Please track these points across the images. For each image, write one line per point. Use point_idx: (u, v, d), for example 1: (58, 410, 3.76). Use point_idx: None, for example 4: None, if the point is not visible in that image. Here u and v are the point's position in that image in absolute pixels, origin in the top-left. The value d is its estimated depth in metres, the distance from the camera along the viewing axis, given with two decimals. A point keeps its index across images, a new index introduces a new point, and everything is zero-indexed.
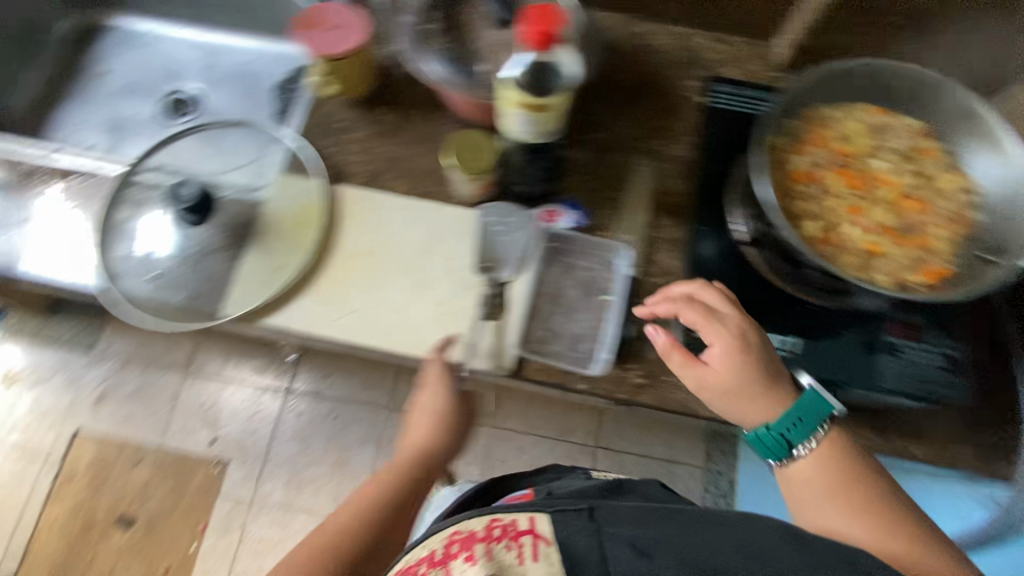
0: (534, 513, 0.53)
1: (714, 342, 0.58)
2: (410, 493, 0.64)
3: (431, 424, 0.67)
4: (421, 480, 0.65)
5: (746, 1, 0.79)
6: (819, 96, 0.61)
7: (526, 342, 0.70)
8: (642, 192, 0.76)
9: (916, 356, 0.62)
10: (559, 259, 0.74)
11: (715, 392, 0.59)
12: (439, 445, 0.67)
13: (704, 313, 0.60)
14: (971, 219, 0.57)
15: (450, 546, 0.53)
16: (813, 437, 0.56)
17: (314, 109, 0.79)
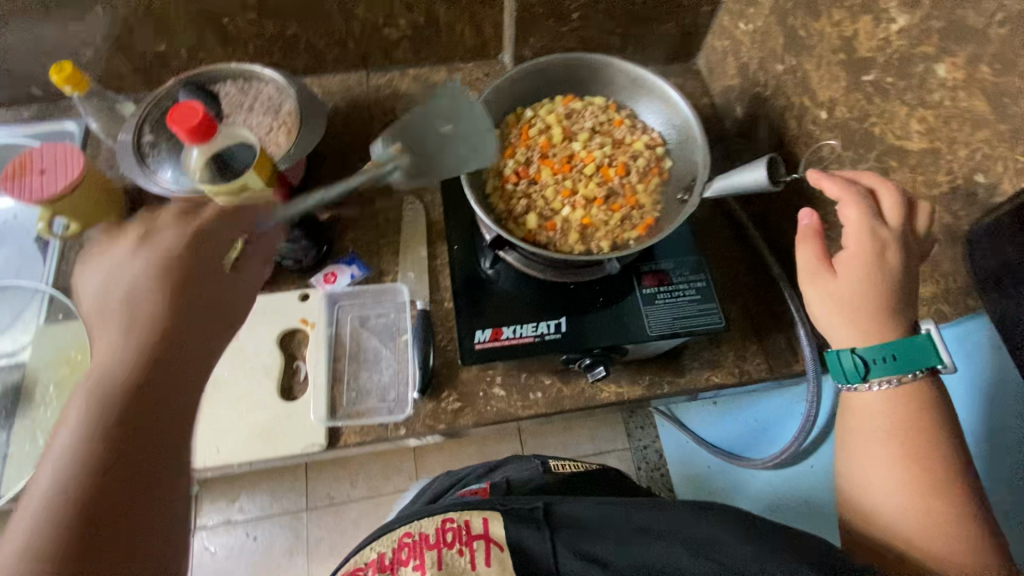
0: (488, 515, 0.56)
1: (851, 242, 0.50)
2: (157, 386, 0.42)
3: (152, 259, 0.47)
4: (180, 341, 0.45)
5: (457, 33, 0.87)
6: (510, 102, 0.67)
7: (335, 409, 0.68)
8: (416, 227, 0.78)
9: (676, 298, 0.67)
10: (351, 316, 0.74)
11: (819, 296, 0.52)
12: (164, 344, 0.44)
13: (865, 210, 0.50)
14: (663, 169, 0.64)
15: (400, 550, 0.57)
16: (902, 378, 0.48)
17: (68, 252, 0.77)
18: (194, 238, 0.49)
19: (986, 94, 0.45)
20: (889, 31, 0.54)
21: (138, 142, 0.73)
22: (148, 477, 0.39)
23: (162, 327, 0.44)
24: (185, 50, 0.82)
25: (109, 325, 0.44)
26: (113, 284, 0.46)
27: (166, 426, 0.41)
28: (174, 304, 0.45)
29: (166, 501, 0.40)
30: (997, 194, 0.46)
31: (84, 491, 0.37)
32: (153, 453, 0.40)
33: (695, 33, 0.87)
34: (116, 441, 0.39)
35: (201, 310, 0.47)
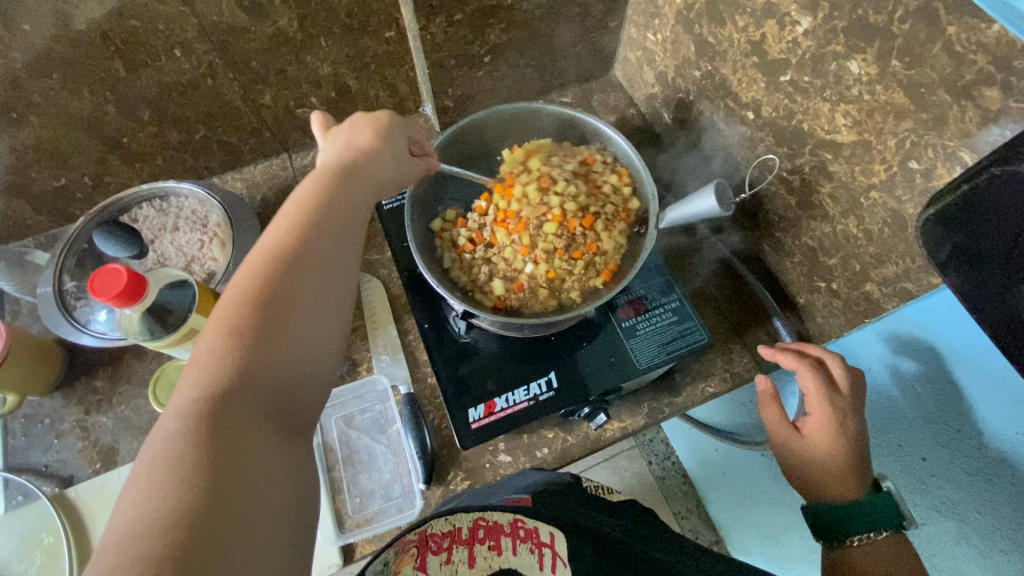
0: (554, 529, 0.48)
1: (814, 411, 0.57)
2: (326, 242, 0.45)
3: (370, 126, 0.55)
4: (347, 195, 0.48)
5: (375, 96, 0.83)
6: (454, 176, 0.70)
7: (343, 523, 0.64)
8: (379, 306, 0.75)
9: (656, 324, 0.67)
10: (334, 418, 0.69)
11: (791, 454, 0.59)
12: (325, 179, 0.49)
13: (821, 384, 0.57)
14: (625, 209, 0.66)
15: (476, 530, 0.46)
16: (876, 532, 0.54)
17: (8, 423, 0.70)
18: (383, 129, 0.55)
19: (903, 86, 0.47)
20: (795, 34, 0.55)
21: (59, 293, 0.67)
22: (301, 293, 0.42)
23: (325, 196, 0.47)
24: (89, 177, 0.76)
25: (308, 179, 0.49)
26: (340, 140, 0.54)
27: (332, 270, 0.45)
28: (343, 190, 0.48)
29: (299, 327, 0.42)
30: (934, 179, 0.47)
31: (256, 302, 0.40)
32: (315, 283, 0.43)
33: (607, 48, 0.86)
34: (298, 253, 0.43)
35: (355, 194, 0.49)
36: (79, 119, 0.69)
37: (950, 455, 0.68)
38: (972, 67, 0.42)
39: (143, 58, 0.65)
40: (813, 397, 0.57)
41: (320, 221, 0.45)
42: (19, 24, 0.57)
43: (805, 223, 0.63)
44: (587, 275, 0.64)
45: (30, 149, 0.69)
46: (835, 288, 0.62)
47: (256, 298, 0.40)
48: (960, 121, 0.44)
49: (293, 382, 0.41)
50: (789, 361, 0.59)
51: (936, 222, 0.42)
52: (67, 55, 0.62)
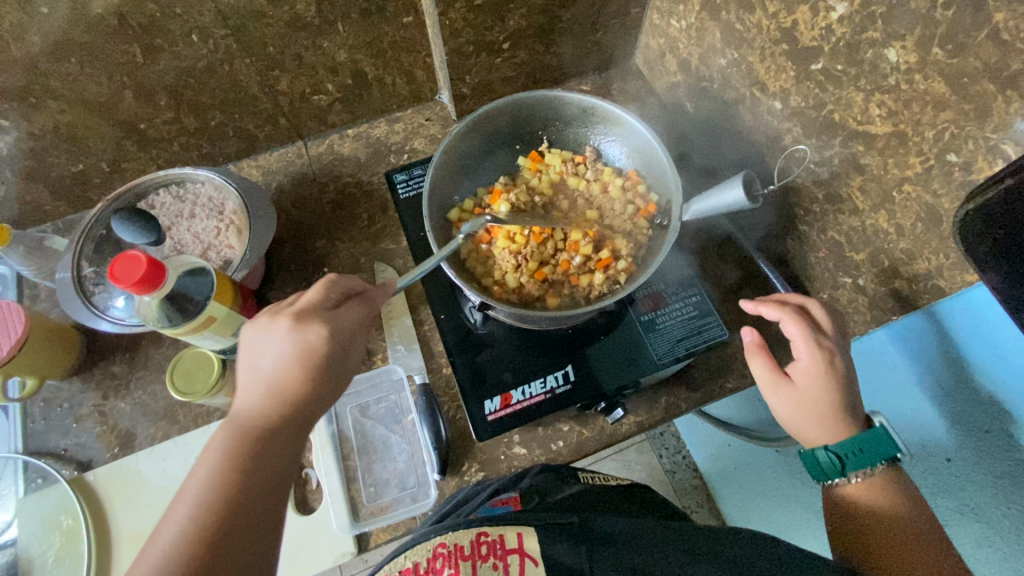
0: (522, 529, 0.48)
1: (802, 353, 0.55)
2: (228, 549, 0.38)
3: (299, 351, 0.45)
4: (259, 479, 0.41)
5: (391, 84, 0.82)
6: (474, 169, 0.70)
7: (357, 512, 0.64)
8: (394, 295, 0.74)
9: (675, 319, 0.67)
10: (349, 407, 0.69)
11: (785, 405, 0.56)
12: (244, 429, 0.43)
13: (806, 326, 0.56)
14: (649, 205, 0.66)
15: (434, 559, 0.47)
16: (869, 470, 0.52)
17: (29, 408, 0.70)
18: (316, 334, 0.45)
19: (943, 75, 0.45)
20: (829, 20, 0.53)
21: (78, 279, 0.67)
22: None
23: (229, 486, 0.40)
24: (106, 163, 0.76)
25: (213, 453, 0.42)
26: (256, 371, 0.45)
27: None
28: (254, 473, 0.42)
29: None
30: (973, 172, 0.46)
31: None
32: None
33: (628, 36, 0.85)
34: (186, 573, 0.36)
35: (267, 471, 0.42)
36: (96, 104, 0.68)
37: (977, 455, 0.69)
38: (1019, 56, 0.40)
39: (159, 42, 0.64)
40: (798, 338, 0.55)
41: (219, 526, 0.38)
42: (36, 7, 0.57)
43: (832, 217, 0.61)
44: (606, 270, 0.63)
45: (48, 134, 0.69)
46: (862, 284, 0.61)
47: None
48: (1004, 111, 0.42)
49: None
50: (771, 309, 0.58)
51: (978, 216, 0.40)
52: (84, 39, 0.61)
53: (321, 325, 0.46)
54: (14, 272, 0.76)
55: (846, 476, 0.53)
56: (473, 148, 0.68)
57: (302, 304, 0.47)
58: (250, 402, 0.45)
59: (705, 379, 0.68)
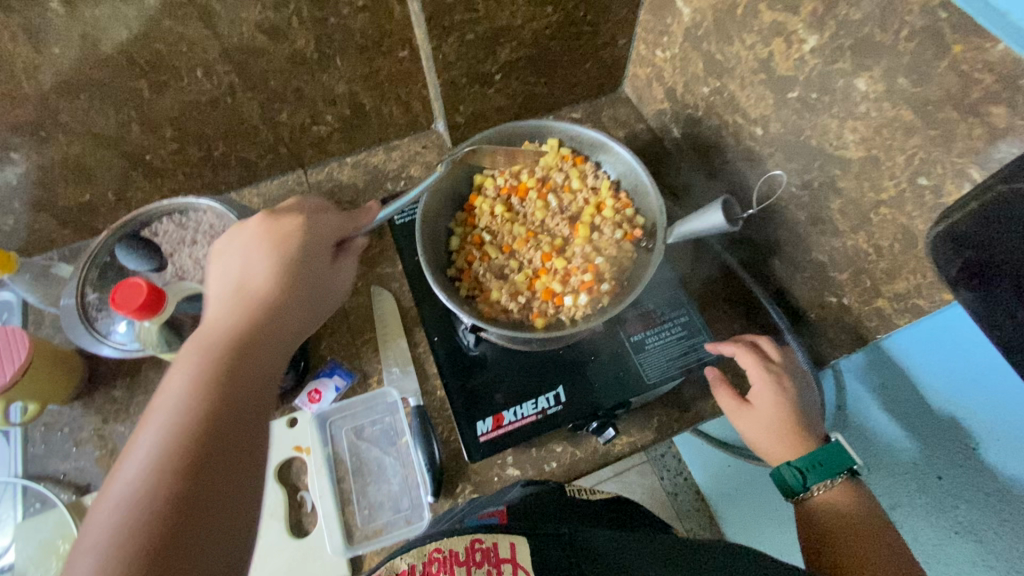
0: (514, 539, 0.48)
1: (756, 380, 0.61)
2: (211, 445, 0.41)
3: (269, 251, 0.54)
4: (221, 392, 0.44)
5: (389, 114, 0.85)
6: (466, 192, 0.73)
7: (352, 536, 0.65)
8: (390, 318, 0.75)
9: (665, 338, 0.68)
10: (345, 429, 0.70)
11: (759, 434, 0.59)
12: (224, 317, 0.50)
13: (758, 358, 0.62)
14: (636, 227, 0.68)
15: (429, 564, 0.47)
16: (829, 482, 0.56)
17: (30, 433, 0.71)
18: (282, 257, 0.54)
19: (910, 103, 0.47)
20: (802, 51, 0.55)
21: (81, 305, 0.68)
22: (189, 525, 0.38)
23: (214, 378, 0.45)
24: (112, 193, 0.78)
25: (172, 386, 0.44)
26: (229, 281, 0.53)
27: (215, 489, 0.40)
28: (231, 380, 0.45)
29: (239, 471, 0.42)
30: (944, 195, 0.47)
31: (164, 489, 0.38)
32: (206, 477, 0.40)
33: (616, 66, 0.88)
34: (189, 465, 0.40)
35: (259, 374, 0.47)
36: (104, 137, 0.71)
37: (965, 475, 0.71)
38: (978, 86, 0.42)
39: (166, 78, 0.68)
40: (753, 369, 0.61)
41: (225, 394, 0.44)
42: (49, 47, 0.60)
43: (815, 238, 0.62)
44: (594, 292, 0.64)
45: (56, 166, 0.72)
46: (846, 303, 0.62)
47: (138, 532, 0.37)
48: (968, 137, 0.44)
49: (224, 508, 0.40)
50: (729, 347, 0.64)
51: (947, 237, 0.42)
52: (93, 77, 0.64)
53: (283, 229, 0.56)
54: (19, 298, 0.78)
55: (807, 489, 0.56)
56: (463, 171, 0.71)
57: (268, 215, 0.57)
58: (221, 312, 0.50)
59: (695, 399, 0.68)
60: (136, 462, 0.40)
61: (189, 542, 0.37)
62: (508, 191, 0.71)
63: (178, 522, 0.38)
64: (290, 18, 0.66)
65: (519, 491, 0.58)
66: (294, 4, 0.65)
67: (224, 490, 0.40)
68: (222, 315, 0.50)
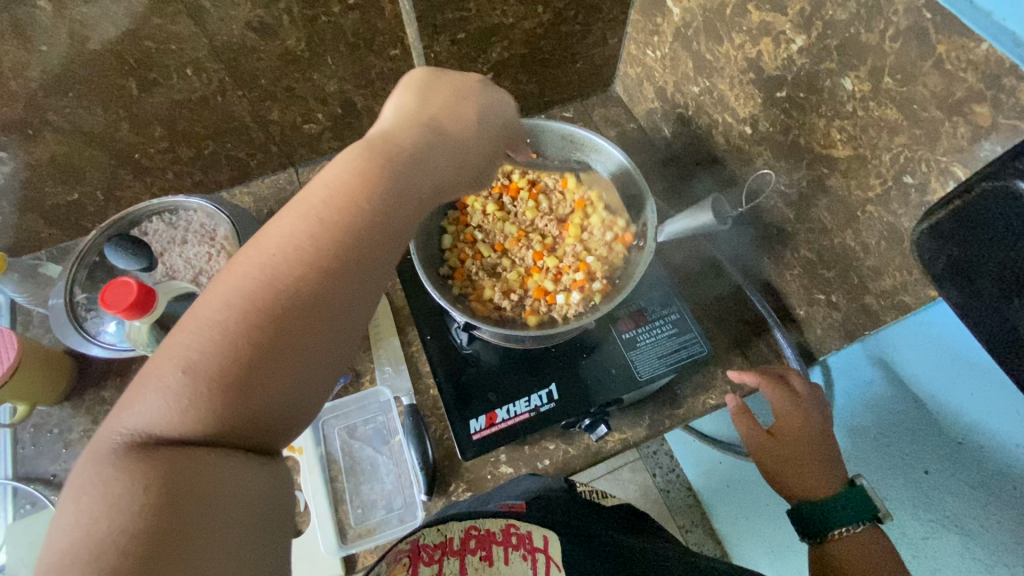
0: (547, 532, 0.50)
1: (779, 411, 0.61)
2: (327, 280, 0.37)
3: (440, 98, 0.47)
4: (350, 227, 0.38)
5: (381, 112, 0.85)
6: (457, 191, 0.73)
7: (345, 534, 0.65)
8: (382, 317, 0.75)
9: (657, 335, 0.68)
10: (338, 428, 0.70)
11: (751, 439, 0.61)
12: (407, 132, 0.44)
13: (783, 389, 0.62)
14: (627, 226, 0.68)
15: (467, 540, 0.49)
16: (852, 526, 0.55)
17: (19, 434, 0.71)
18: (461, 103, 0.48)
19: (895, 103, 0.48)
20: (790, 51, 0.56)
21: (70, 305, 0.68)
22: (287, 352, 0.35)
23: (355, 201, 0.39)
24: (100, 192, 0.78)
25: (304, 198, 0.39)
26: (407, 104, 0.47)
27: (321, 322, 0.37)
28: (367, 209, 0.39)
29: (343, 312, 0.38)
30: (928, 194, 0.48)
31: (271, 306, 0.35)
32: (320, 309, 0.37)
33: (607, 65, 0.88)
34: (303, 292, 0.36)
35: (398, 209, 0.41)
36: (93, 136, 0.71)
37: (948, 469, 0.73)
38: (962, 85, 0.43)
39: (155, 76, 0.67)
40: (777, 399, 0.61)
41: (359, 225, 0.39)
42: (37, 45, 0.59)
43: (804, 236, 0.63)
44: (584, 291, 0.65)
45: (44, 165, 0.71)
46: (835, 300, 0.63)
47: (233, 349, 0.34)
48: (952, 136, 0.45)
49: (316, 356, 0.37)
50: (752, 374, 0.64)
51: (930, 235, 0.41)
52: (81, 74, 0.64)
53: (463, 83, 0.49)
54: (6, 298, 0.77)
55: (832, 531, 0.56)
56: None
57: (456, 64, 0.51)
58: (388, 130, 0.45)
59: (686, 396, 0.69)
60: (259, 262, 0.36)
61: (280, 379, 0.35)
62: (500, 191, 0.72)
63: (276, 348, 0.35)
64: (281, 16, 0.66)
65: (531, 485, 0.58)
66: (285, 3, 0.64)
67: (325, 331, 0.37)
68: (402, 129, 0.45)
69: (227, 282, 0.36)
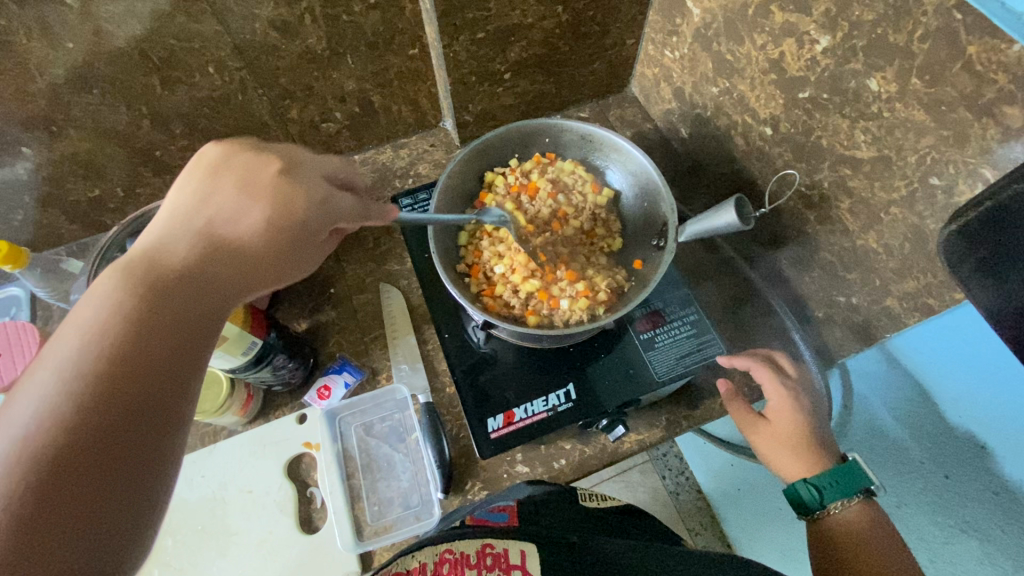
0: (525, 546, 0.49)
1: (772, 395, 0.61)
2: (109, 424, 0.31)
3: (210, 194, 0.41)
4: (126, 362, 0.33)
5: (397, 112, 0.86)
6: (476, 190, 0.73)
7: (362, 531, 0.65)
8: (399, 316, 0.75)
9: (675, 337, 0.68)
10: (354, 426, 0.70)
11: (762, 438, 0.60)
12: (185, 242, 0.39)
13: (773, 373, 0.62)
14: (618, 244, 0.72)
15: (440, 565, 0.48)
16: (848, 500, 0.55)
17: None
18: (254, 180, 0.43)
19: (923, 104, 0.48)
20: (814, 52, 0.56)
21: None
22: (67, 524, 0.29)
23: (133, 326, 0.34)
24: (121, 189, 0.78)
25: (66, 335, 0.33)
26: (177, 205, 0.41)
27: (111, 474, 0.31)
28: (151, 327, 0.34)
29: (144, 447, 0.32)
30: (955, 195, 0.48)
31: (30, 479, 0.28)
32: (104, 464, 0.30)
33: (624, 66, 0.88)
34: (71, 450, 0.30)
35: (192, 320, 0.37)
36: (115, 133, 0.71)
37: (972, 472, 0.72)
38: (992, 87, 0.42)
39: (177, 74, 0.68)
40: (770, 380, 0.61)
41: (143, 348, 0.34)
42: (62, 42, 0.60)
43: (825, 237, 0.63)
44: (594, 298, 0.66)
45: (66, 161, 0.72)
46: (855, 302, 0.62)
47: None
48: (981, 137, 0.44)
49: (119, 512, 0.30)
50: (740, 360, 0.64)
51: (959, 236, 0.41)
52: (105, 72, 0.64)
53: (251, 160, 0.44)
54: (28, 293, 0.78)
55: (825, 507, 0.56)
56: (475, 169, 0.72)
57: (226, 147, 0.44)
58: (159, 239, 0.39)
59: (704, 397, 0.68)
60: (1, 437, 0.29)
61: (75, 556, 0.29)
62: (518, 189, 0.71)
63: (48, 528, 0.28)
64: (302, 15, 0.67)
65: (528, 490, 0.60)
66: (307, 2, 0.65)
67: (118, 490, 0.31)
68: (175, 240, 0.39)
69: None
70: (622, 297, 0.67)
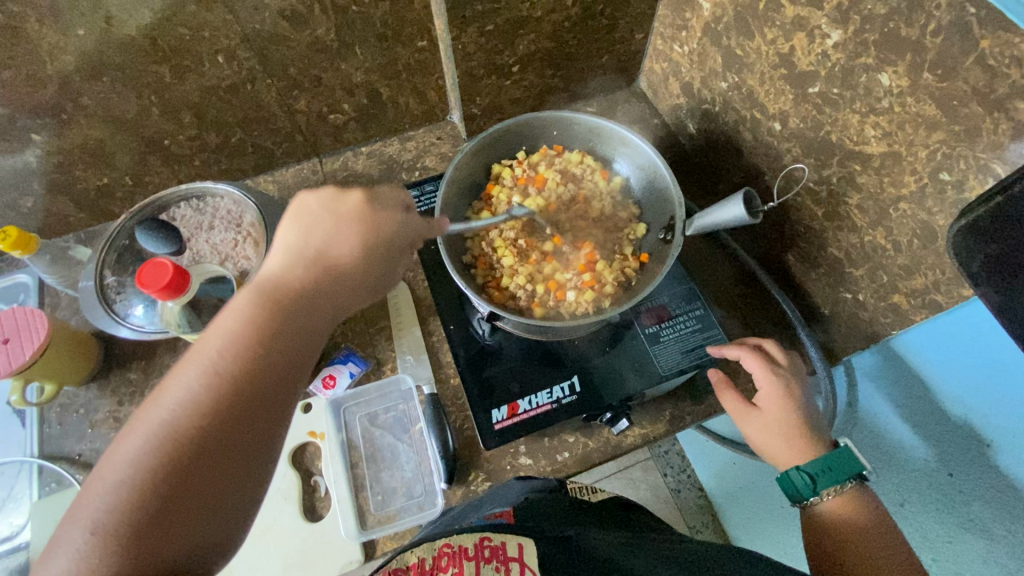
0: (523, 539, 0.48)
1: (763, 384, 0.61)
2: (238, 424, 0.37)
3: (321, 228, 0.46)
4: (252, 371, 0.38)
5: (406, 104, 0.86)
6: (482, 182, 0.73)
7: (365, 520, 0.65)
8: (404, 308, 0.75)
9: (681, 331, 0.68)
10: (359, 416, 0.70)
11: (755, 428, 0.60)
12: (299, 268, 0.44)
13: (764, 361, 0.61)
14: (636, 233, 0.70)
15: (439, 558, 0.47)
16: (839, 487, 0.55)
17: (47, 412, 0.72)
18: (355, 218, 0.48)
19: (934, 98, 0.47)
20: (825, 46, 0.55)
21: (100, 287, 0.69)
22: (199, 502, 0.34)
23: (261, 340, 0.39)
24: (129, 177, 0.79)
25: (210, 339, 0.39)
26: (295, 236, 0.46)
27: (234, 465, 0.36)
28: (277, 342, 0.40)
29: (262, 443, 0.38)
30: (966, 191, 0.48)
31: (176, 460, 0.34)
32: (230, 455, 0.36)
33: (633, 61, 0.88)
34: (208, 441, 0.35)
35: (306, 335, 0.42)
36: (124, 121, 0.71)
37: (976, 471, 0.72)
38: (1005, 81, 0.42)
39: (187, 63, 0.68)
40: (759, 370, 0.61)
41: (267, 361, 0.39)
42: (73, 28, 0.60)
43: (832, 234, 0.63)
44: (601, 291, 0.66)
45: (75, 149, 0.72)
46: (862, 299, 0.62)
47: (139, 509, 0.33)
48: (992, 132, 0.44)
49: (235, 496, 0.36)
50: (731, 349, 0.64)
51: (968, 231, 0.41)
52: (115, 59, 0.64)
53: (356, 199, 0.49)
54: (36, 280, 0.79)
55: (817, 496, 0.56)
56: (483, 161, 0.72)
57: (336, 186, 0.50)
58: (279, 265, 0.44)
59: (708, 392, 0.69)
60: (155, 423, 0.35)
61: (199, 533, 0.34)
62: (525, 181, 0.71)
63: (186, 504, 0.34)
64: (312, 6, 0.67)
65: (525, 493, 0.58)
66: None
67: (239, 476, 0.36)
68: (292, 266, 0.44)
69: (129, 435, 0.35)
70: (629, 289, 0.67)
